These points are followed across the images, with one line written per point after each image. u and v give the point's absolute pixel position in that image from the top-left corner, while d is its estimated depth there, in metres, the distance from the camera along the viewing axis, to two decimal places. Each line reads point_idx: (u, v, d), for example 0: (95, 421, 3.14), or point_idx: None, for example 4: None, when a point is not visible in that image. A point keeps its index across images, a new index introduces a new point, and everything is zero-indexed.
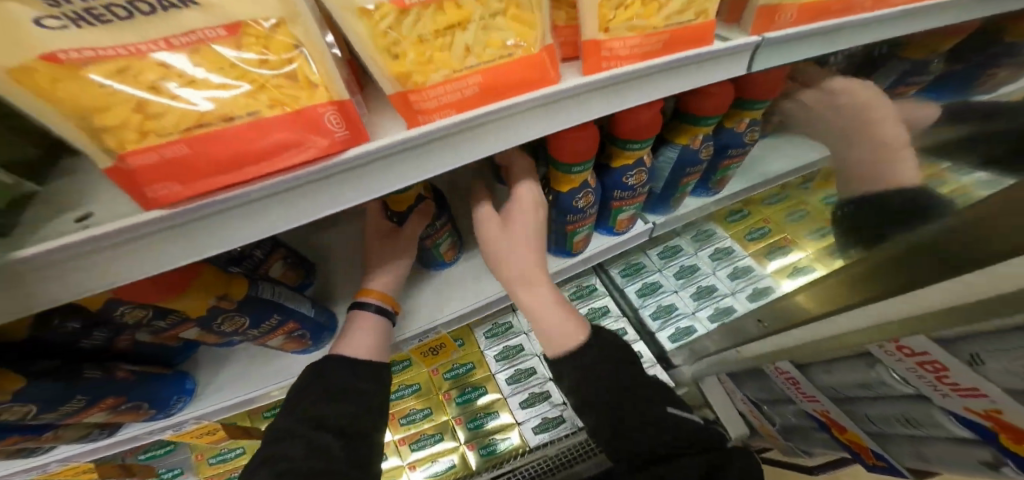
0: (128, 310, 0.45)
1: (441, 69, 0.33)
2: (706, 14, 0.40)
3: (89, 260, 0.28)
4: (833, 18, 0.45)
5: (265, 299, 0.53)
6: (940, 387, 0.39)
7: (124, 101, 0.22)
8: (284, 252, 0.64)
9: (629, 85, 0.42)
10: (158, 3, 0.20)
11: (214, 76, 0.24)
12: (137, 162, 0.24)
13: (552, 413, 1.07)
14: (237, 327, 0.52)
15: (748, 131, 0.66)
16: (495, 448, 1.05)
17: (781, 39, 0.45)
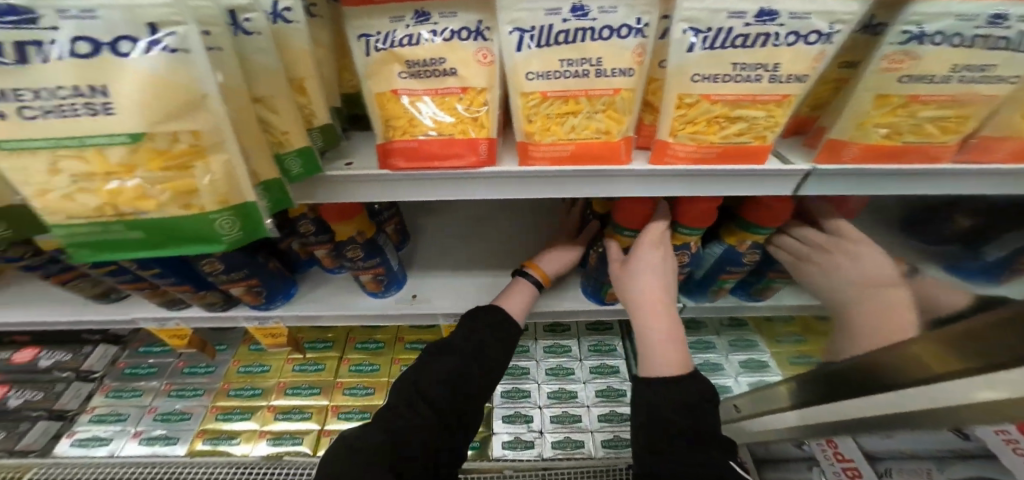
0: (306, 222, 0.71)
1: (553, 136, 0.49)
2: (765, 138, 0.45)
3: (336, 185, 0.51)
4: (896, 165, 0.48)
5: (378, 244, 0.77)
6: None
7: (407, 116, 0.48)
8: (397, 221, 0.92)
9: (682, 179, 0.51)
10: (444, 72, 0.47)
11: (442, 111, 0.48)
12: (396, 145, 0.49)
13: (527, 437, 1.08)
14: (355, 256, 0.75)
15: None
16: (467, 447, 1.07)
17: (837, 172, 0.48)
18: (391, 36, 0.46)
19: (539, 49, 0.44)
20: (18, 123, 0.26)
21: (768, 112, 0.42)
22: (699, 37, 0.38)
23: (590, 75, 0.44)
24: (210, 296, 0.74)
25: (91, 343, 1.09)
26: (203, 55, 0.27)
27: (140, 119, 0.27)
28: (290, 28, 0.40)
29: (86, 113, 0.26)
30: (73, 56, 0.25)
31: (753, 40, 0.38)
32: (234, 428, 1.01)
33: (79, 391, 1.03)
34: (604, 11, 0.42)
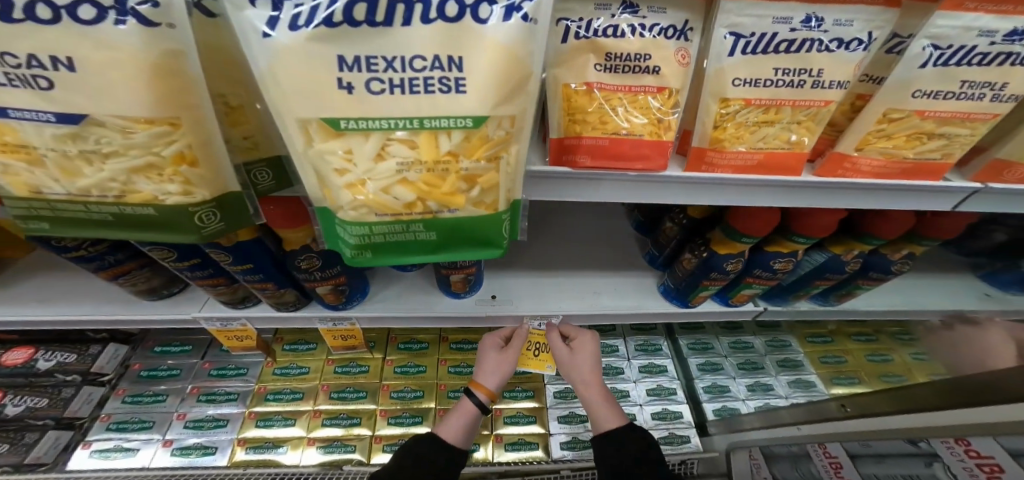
0: None
1: (742, 144, 0.47)
2: (952, 156, 0.47)
3: None
4: None
5: None
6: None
7: (599, 111, 0.45)
8: None
9: (845, 193, 0.52)
10: (642, 68, 0.44)
11: (636, 111, 0.45)
12: (584, 141, 0.46)
13: (583, 436, 1.09)
14: None
15: (899, 261, 0.70)
16: (519, 449, 1.07)
17: (1002, 188, 0.51)
18: (594, 24, 0.42)
19: (752, 56, 0.42)
20: (362, 98, 0.25)
21: (972, 129, 0.44)
22: (938, 53, 0.39)
23: (806, 86, 0.43)
24: (287, 295, 0.66)
25: (96, 343, 0.96)
26: (543, 26, 0.25)
27: (485, 101, 0.25)
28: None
29: (438, 88, 0.25)
30: (441, 18, 0.23)
31: (991, 59, 0.39)
32: (276, 435, 0.96)
33: (92, 396, 0.93)
34: (837, 24, 0.41)
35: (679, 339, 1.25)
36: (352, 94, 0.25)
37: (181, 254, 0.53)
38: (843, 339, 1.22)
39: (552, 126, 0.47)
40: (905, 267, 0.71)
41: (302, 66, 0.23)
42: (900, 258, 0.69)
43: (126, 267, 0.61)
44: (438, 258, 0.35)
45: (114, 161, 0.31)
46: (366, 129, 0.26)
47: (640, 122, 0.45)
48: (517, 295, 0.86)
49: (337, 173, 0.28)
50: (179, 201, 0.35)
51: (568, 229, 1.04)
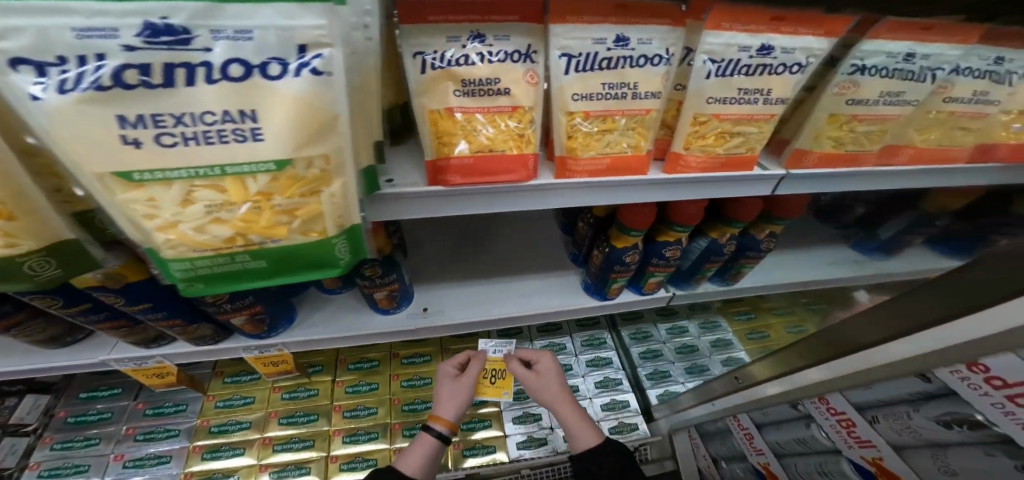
0: None
1: (591, 150, 0.55)
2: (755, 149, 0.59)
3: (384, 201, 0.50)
4: (846, 167, 0.60)
5: (394, 260, 0.73)
6: (848, 439, 0.62)
7: (463, 133, 0.49)
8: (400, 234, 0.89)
9: (693, 185, 0.62)
10: (496, 91, 0.50)
11: (496, 131, 0.51)
12: (452, 161, 0.50)
13: (539, 434, 1.15)
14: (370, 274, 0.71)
15: (764, 239, 0.83)
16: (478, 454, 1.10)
17: (803, 175, 0.61)
18: (447, 55, 0.47)
19: (584, 73, 0.51)
20: (152, 151, 0.29)
21: (759, 128, 0.56)
22: (714, 66, 0.51)
23: (627, 97, 0.53)
24: (202, 329, 0.64)
25: (11, 396, 0.92)
26: (339, 77, 0.30)
27: (284, 146, 0.31)
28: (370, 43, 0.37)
29: (234, 138, 0.30)
30: (227, 79, 0.28)
31: (754, 69, 0.51)
32: (227, 466, 0.93)
33: (16, 446, 0.87)
34: (642, 43, 0.50)
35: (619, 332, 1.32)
36: (140, 148, 0.29)
37: (66, 301, 0.51)
38: (765, 315, 1.33)
39: (426, 148, 0.50)
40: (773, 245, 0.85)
41: (84, 125, 0.27)
42: (764, 237, 0.83)
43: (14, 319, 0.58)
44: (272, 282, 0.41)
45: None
46: (164, 178, 0.31)
47: (500, 139, 0.51)
48: (448, 304, 0.89)
49: (144, 218, 0.32)
50: (7, 254, 0.34)
51: (500, 237, 1.08)
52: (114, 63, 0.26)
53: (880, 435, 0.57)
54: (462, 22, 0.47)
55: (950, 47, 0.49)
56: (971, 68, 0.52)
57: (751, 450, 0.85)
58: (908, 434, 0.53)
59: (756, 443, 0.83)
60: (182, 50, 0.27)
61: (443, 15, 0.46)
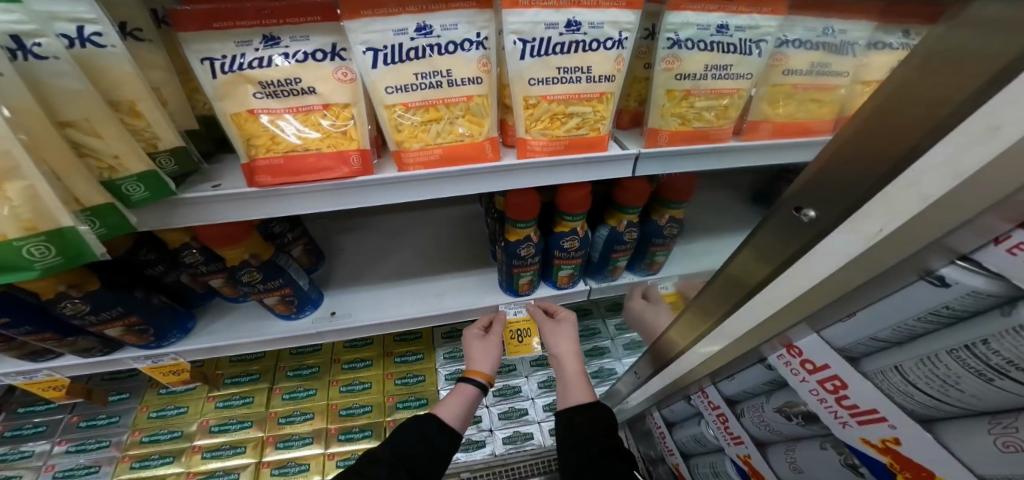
0: (192, 253, 0.69)
1: (420, 142, 0.53)
2: (599, 130, 0.56)
3: (201, 206, 0.51)
4: (703, 144, 0.58)
5: (278, 265, 0.74)
6: (725, 436, 0.60)
7: (267, 133, 0.49)
8: (306, 241, 0.90)
9: (552, 170, 0.58)
10: (302, 90, 0.49)
11: (306, 129, 0.50)
12: (260, 162, 0.50)
13: (478, 437, 1.11)
14: (252, 280, 0.72)
15: (669, 225, 0.75)
16: None
17: (661, 154, 0.58)
18: (238, 59, 0.46)
19: (393, 66, 0.49)
20: None
21: (594, 108, 0.54)
22: (526, 46, 0.49)
23: (443, 85, 0.51)
24: (82, 342, 0.68)
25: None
26: None
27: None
28: (101, 52, 0.39)
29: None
30: None
31: (569, 47, 0.50)
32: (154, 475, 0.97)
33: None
34: (446, 29, 0.48)
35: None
36: None
37: None
38: None
39: (239, 149, 0.50)
40: (677, 230, 0.77)
41: None
42: (666, 223, 0.75)
43: None
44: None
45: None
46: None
47: (313, 138, 0.50)
48: (356, 306, 0.89)
49: None
50: None
51: (423, 237, 1.07)
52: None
53: (746, 431, 0.54)
54: (253, 26, 0.46)
55: (763, 19, 0.51)
56: (799, 40, 0.55)
57: (666, 449, 0.82)
58: (764, 427, 0.50)
59: (667, 444, 0.80)
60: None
61: (230, 21, 0.45)
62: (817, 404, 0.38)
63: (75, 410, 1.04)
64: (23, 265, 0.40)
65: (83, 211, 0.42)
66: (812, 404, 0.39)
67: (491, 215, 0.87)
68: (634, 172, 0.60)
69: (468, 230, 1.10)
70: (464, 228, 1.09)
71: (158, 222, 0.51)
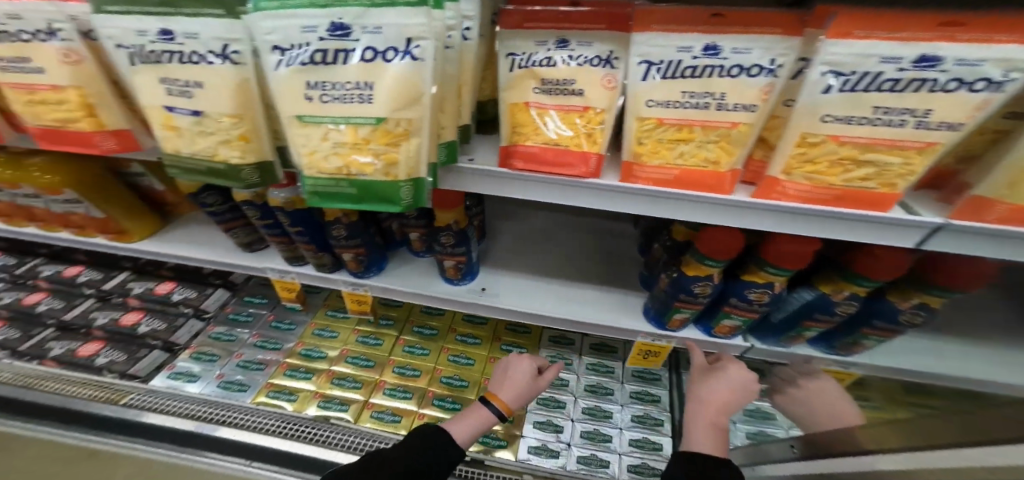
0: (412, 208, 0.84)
1: (660, 158, 0.54)
2: (893, 186, 0.46)
3: (459, 174, 0.61)
4: None
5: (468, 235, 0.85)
6: None
7: (534, 127, 0.56)
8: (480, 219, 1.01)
9: (794, 215, 0.53)
10: (572, 93, 0.54)
11: (564, 128, 0.55)
12: (518, 149, 0.57)
13: (553, 446, 1.02)
14: (448, 242, 0.84)
15: (910, 311, 0.61)
16: (487, 441, 1.04)
17: (971, 230, 0.47)
18: (533, 57, 0.54)
19: (666, 79, 0.49)
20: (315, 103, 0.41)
21: (905, 159, 0.43)
22: (839, 80, 0.40)
23: (711, 107, 0.49)
24: (326, 257, 0.88)
25: (212, 287, 1.36)
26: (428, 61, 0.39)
27: (384, 108, 0.40)
28: (468, 45, 0.53)
29: (359, 100, 0.40)
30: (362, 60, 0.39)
31: (904, 85, 0.39)
32: (295, 386, 1.16)
33: (193, 327, 1.28)
34: (736, 52, 0.46)
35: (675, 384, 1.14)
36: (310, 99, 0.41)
37: (262, 213, 0.80)
38: None
39: (501, 133, 0.58)
40: (922, 320, 0.62)
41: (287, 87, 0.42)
42: (910, 309, 0.61)
43: (235, 222, 0.90)
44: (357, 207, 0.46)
45: (213, 139, 0.51)
46: (321, 123, 0.42)
47: (568, 137, 0.55)
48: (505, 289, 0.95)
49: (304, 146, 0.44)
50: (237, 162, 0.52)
51: (573, 242, 1.10)
52: (312, 48, 0.39)
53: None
54: (552, 28, 0.53)
55: None
56: None
57: None
58: None
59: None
60: (342, 39, 0.39)
61: (537, 23, 0.53)
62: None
63: (272, 311, 1.34)
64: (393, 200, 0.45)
65: (403, 182, 0.44)
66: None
67: (657, 242, 0.87)
68: (916, 247, 0.51)
69: (614, 248, 1.09)
70: (613, 244, 1.09)
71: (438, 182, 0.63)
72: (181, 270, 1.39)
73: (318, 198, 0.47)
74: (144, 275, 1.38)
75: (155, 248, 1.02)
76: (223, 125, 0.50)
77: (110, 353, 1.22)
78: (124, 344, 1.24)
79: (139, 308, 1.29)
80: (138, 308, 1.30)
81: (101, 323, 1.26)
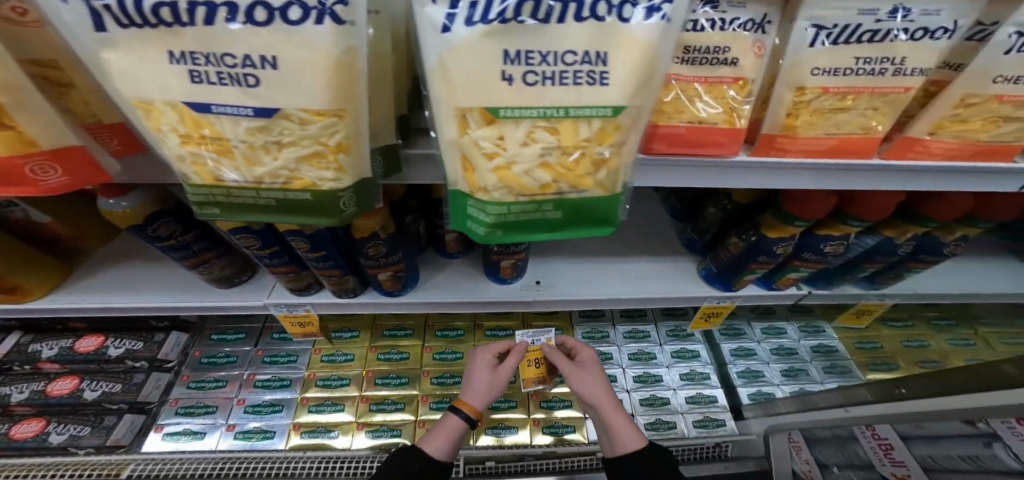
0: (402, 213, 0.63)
1: (816, 129, 0.46)
2: None
3: None
4: None
5: None
6: None
7: (673, 101, 0.45)
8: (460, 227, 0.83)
9: (917, 175, 0.52)
10: (720, 59, 0.44)
11: (717, 99, 0.45)
12: (660, 128, 0.46)
13: None
14: None
15: (905, 243, 0.70)
16: (558, 433, 1.11)
17: None
18: None
19: (835, 46, 0.40)
20: (520, 90, 0.25)
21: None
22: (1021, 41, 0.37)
23: (887, 73, 0.41)
24: (349, 282, 0.74)
25: (160, 331, 1.07)
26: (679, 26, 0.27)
27: (628, 92, 0.26)
28: None
29: (586, 80, 0.26)
30: (618, 20, 0.25)
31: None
32: (328, 420, 1.03)
33: (160, 381, 1.02)
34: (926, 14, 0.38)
35: (663, 324, 1.30)
36: (513, 86, 0.25)
37: (263, 242, 0.61)
38: (875, 327, 1.30)
39: None
40: (959, 249, 0.73)
41: (469, 65, 0.24)
42: (954, 241, 0.71)
43: (205, 256, 0.68)
44: (555, 238, 0.32)
45: (287, 151, 0.28)
46: (525, 118, 0.26)
47: (715, 111, 0.46)
48: (566, 283, 0.88)
49: (485, 157, 0.27)
50: (332, 186, 0.30)
51: None
52: None
53: (914, 457, 0.69)
54: None
55: None
56: None
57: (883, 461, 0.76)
58: None
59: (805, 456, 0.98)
60: None
61: None
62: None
63: (190, 347, 1.09)
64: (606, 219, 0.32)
65: None
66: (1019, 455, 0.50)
67: (710, 205, 0.85)
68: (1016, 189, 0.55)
69: (636, 212, 1.08)
70: (640, 208, 1.08)
71: None
72: (103, 317, 1.05)
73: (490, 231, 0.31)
74: (47, 331, 1.02)
75: (88, 303, 0.74)
76: (319, 125, 0.27)
77: (69, 427, 0.94)
78: (70, 416, 0.96)
79: (70, 373, 0.99)
80: (66, 373, 0.99)
81: (21, 399, 0.95)
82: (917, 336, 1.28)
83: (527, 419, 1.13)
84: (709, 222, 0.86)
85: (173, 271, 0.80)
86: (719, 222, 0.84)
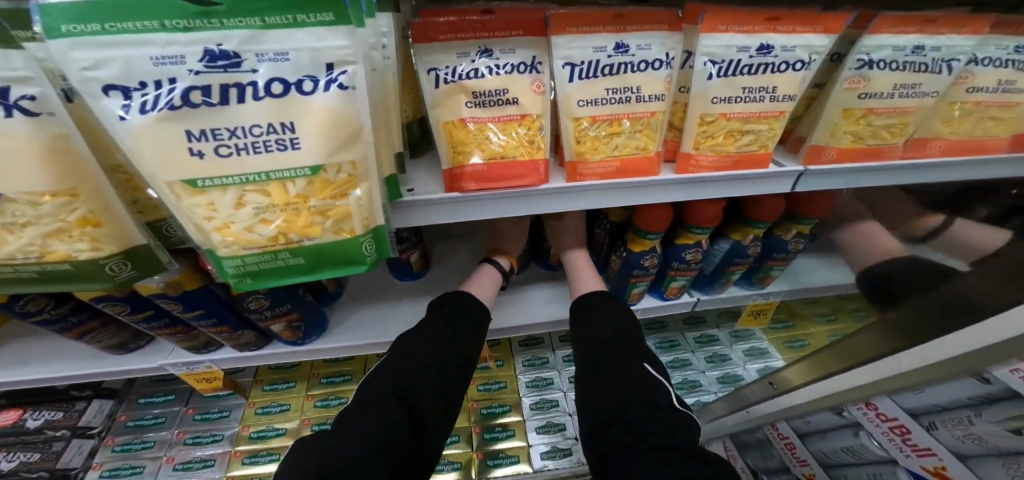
0: None
1: (600, 154, 0.55)
2: (766, 147, 0.55)
3: (409, 209, 0.55)
4: (874, 162, 0.58)
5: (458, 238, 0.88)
6: (905, 449, 0.50)
7: (475, 143, 0.53)
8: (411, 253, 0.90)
9: (707, 186, 0.58)
10: (505, 102, 0.53)
11: (512, 142, 0.54)
12: (468, 169, 0.53)
13: (564, 445, 1.07)
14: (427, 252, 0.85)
15: (751, 245, 0.76)
16: (500, 464, 1.04)
17: (823, 171, 0.58)
18: (458, 70, 0.52)
19: (587, 80, 0.51)
20: (215, 163, 0.30)
21: (769, 125, 0.53)
22: (715, 67, 0.49)
23: (632, 101, 0.52)
24: (246, 336, 0.76)
25: (81, 400, 1.04)
26: (363, 90, 0.33)
27: (320, 153, 0.32)
28: (432, 74, 0.52)
29: (277, 148, 0.31)
30: (300, 93, 0.30)
31: (756, 69, 0.50)
32: (263, 472, 0.98)
33: (82, 448, 0.98)
34: (640, 48, 0.50)
35: None
36: (203, 159, 0.29)
37: (133, 308, 0.63)
38: (803, 322, 1.32)
39: (442, 159, 0.54)
40: (802, 245, 0.79)
41: (158, 142, 0.28)
42: (792, 238, 0.77)
43: (90, 325, 0.70)
44: (313, 278, 0.36)
45: (29, 230, 0.31)
46: (227, 185, 0.30)
47: (511, 150, 0.54)
48: None
49: (204, 221, 0.31)
50: (90, 256, 0.34)
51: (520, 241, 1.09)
52: None
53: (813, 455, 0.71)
54: (469, 39, 0.52)
55: (961, 39, 0.52)
56: (989, 58, 0.55)
57: (795, 460, 0.77)
58: (972, 442, 0.41)
59: (738, 464, 1.01)
60: None
61: (453, 34, 0.52)
62: (891, 445, 0.52)
63: (117, 413, 1.06)
64: (356, 259, 0.37)
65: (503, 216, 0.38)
66: (886, 443, 0.52)
67: (598, 226, 0.90)
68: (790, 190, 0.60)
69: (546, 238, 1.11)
70: None
71: (406, 221, 0.56)
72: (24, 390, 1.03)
73: (251, 284, 0.35)
74: None
75: None
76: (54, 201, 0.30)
77: None
78: None
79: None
80: None
81: None
82: (844, 328, 1.29)
83: (468, 454, 1.06)
84: (602, 242, 0.90)
85: (67, 342, 0.81)
86: (606, 239, 0.88)
